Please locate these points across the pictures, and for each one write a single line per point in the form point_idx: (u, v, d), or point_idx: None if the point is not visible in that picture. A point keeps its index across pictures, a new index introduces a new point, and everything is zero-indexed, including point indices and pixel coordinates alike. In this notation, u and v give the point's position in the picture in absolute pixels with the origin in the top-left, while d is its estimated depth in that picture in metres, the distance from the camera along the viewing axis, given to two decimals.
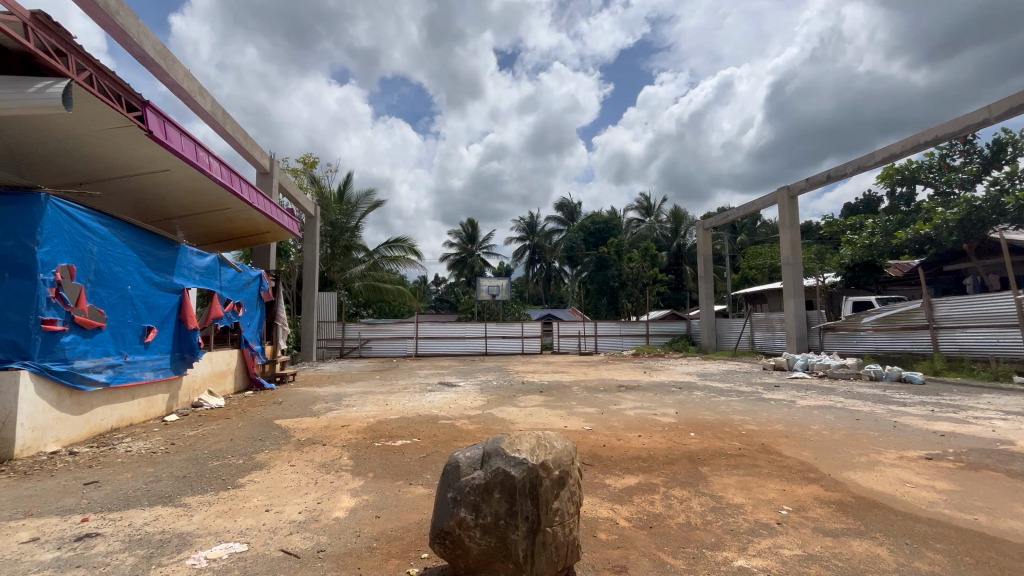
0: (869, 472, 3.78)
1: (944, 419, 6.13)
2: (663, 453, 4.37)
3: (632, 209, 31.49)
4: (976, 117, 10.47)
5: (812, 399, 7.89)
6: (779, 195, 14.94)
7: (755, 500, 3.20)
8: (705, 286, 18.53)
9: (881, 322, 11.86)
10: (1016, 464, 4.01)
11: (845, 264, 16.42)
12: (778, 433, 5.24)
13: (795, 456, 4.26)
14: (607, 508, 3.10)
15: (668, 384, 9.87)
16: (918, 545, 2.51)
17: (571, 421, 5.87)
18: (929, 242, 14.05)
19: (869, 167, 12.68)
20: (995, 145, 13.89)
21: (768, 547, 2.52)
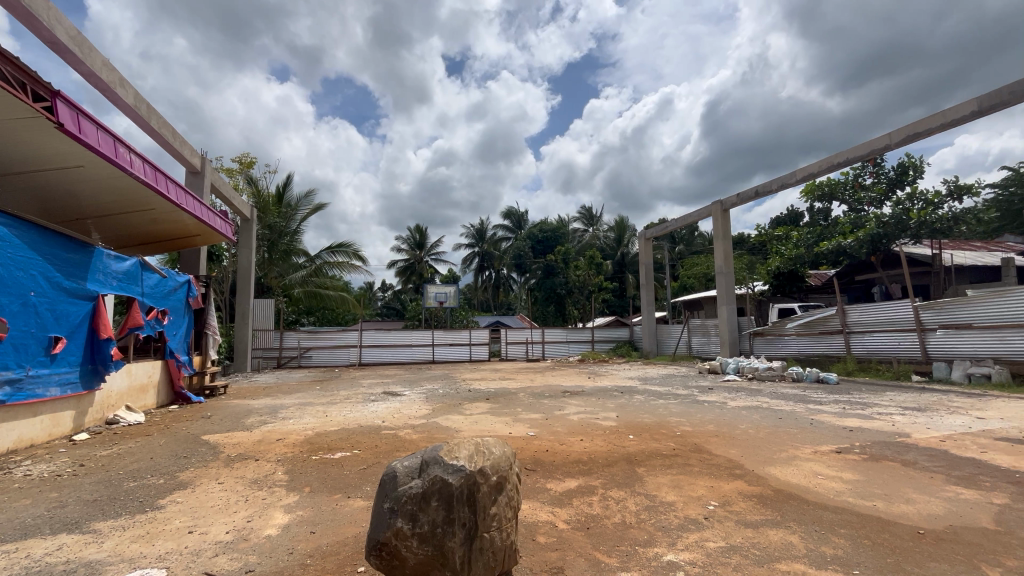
0: (787, 466, 4.09)
1: (853, 415, 6.75)
2: (603, 456, 4.51)
3: (576, 219, 32.45)
4: (880, 142, 11.69)
5: (741, 400, 8.43)
6: (713, 209, 15.90)
7: (685, 497, 3.37)
8: (646, 294, 19.29)
9: (802, 327, 12.99)
10: (910, 454, 4.48)
11: (772, 273, 17.69)
12: (709, 432, 5.57)
13: (724, 454, 4.53)
14: (547, 511, 3.16)
15: (612, 389, 10.20)
16: (826, 531, 2.76)
17: (517, 427, 5.94)
18: (843, 254, 15.41)
19: (792, 184, 13.78)
20: (900, 168, 15.52)
21: (695, 541, 2.67)
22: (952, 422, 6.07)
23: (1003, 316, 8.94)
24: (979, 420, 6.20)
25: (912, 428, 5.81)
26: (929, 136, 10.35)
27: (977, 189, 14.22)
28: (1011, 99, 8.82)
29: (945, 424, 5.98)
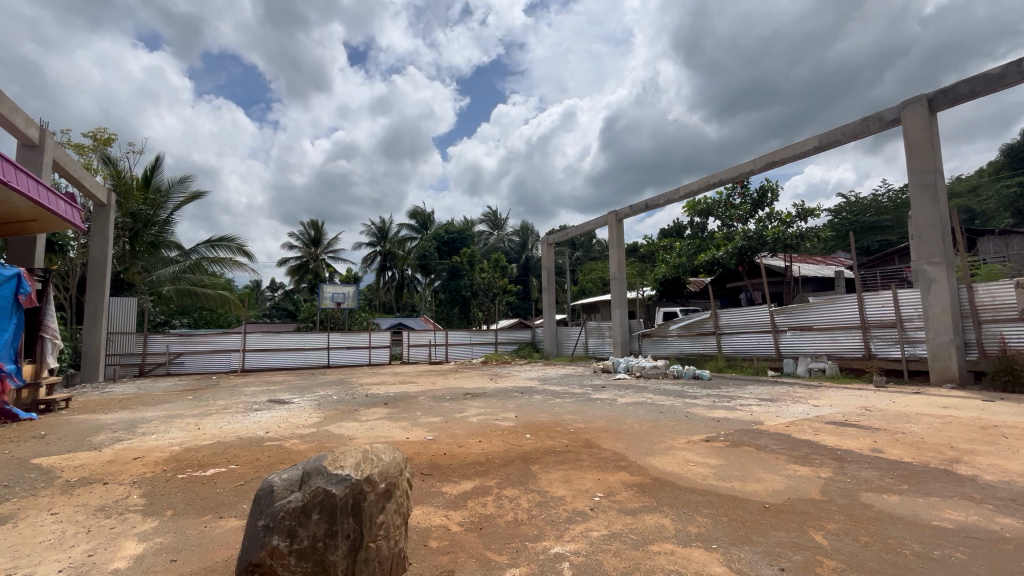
0: (665, 456, 4.50)
1: (721, 407, 7.64)
2: (500, 456, 4.59)
3: (481, 221, 32.68)
4: (746, 167, 13.34)
5: (629, 396, 9.11)
6: (609, 219, 16.97)
7: (574, 491, 3.56)
8: (548, 297, 20.03)
9: (683, 329, 14.39)
10: (762, 439, 5.19)
11: (659, 280, 19.36)
12: (600, 428, 5.94)
13: (611, 447, 4.86)
14: (441, 515, 3.14)
15: (512, 389, 10.43)
16: (693, 512, 3.08)
17: (415, 431, 5.83)
18: (717, 264, 17.35)
19: (676, 200, 15.21)
20: (761, 191, 17.85)
21: (580, 532, 2.82)
22: (795, 410, 7.13)
23: (835, 319, 10.67)
24: (815, 407, 7.36)
25: (764, 416, 6.73)
26: (784, 165, 12.06)
27: (818, 213, 16.84)
28: (844, 139, 10.58)
29: (790, 411, 7.00)
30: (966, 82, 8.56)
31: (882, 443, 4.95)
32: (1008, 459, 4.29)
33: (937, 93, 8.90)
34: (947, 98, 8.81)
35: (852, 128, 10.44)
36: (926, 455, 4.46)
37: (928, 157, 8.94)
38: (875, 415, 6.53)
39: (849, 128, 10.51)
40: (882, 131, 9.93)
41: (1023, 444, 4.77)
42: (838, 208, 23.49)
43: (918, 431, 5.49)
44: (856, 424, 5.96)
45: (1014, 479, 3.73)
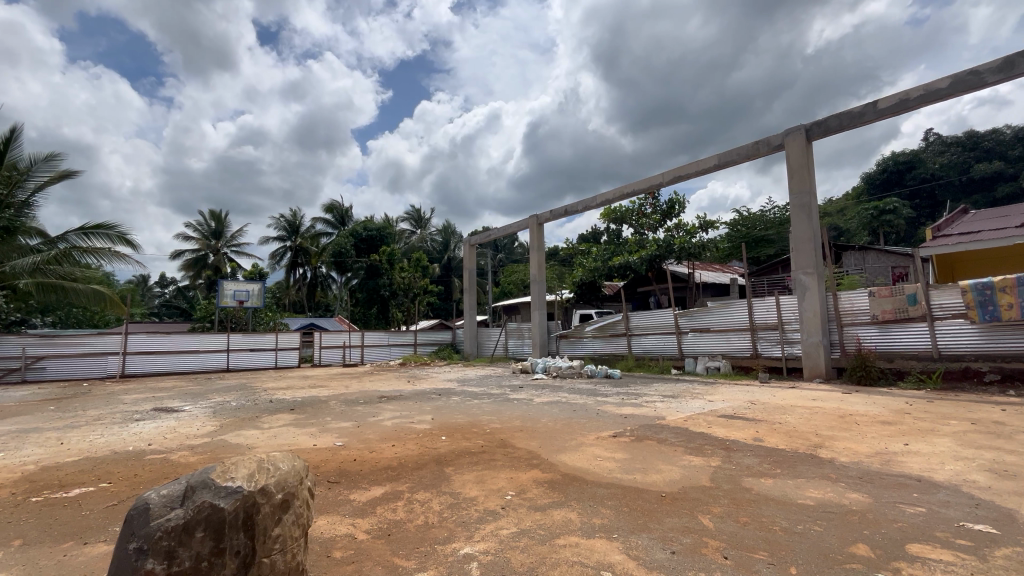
0: (575, 452, 4.69)
1: (629, 404, 8.12)
2: (413, 460, 4.50)
3: (403, 219, 31.83)
4: (656, 179, 14.30)
5: (545, 396, 9.36)
6: (531, 222, 17.34)
7: (486, 491, 3.59)
8: (469, 298, 20.01)
9: (598, 331, 15.08)
10: (662, 433, 5.59)
11: (577, 283, 20.15)
12: (515, 428, 6.05)
13: (525, 446, 4.97)
14: (347, 523, 3.02)
15: (429, 392, 10.26)
16: (598, 505, 3.23)
17: (323, 438, 5.52)
18: (629, 269, 18.45)
19: (593, 207, 15.93)
20: (670, 203, 19.23)
21: (490, 531, 2.85)
22: (692, 405, 7.76)
23: (729, 322, 11.77)
24: (709, 402, 8.08)
25: (666, 411, 7.26)
26: (688, 180, 13.10)
27: (717, 225, 18.50)
28: (739, 159, 11.74)
29: (688, 407, 7.61)
30: (834, 116, 9.88)
31: (763, 433, 5.54)
32: (858, 443, 5.01)
33: (813, 124, 10.18)
34: (820, 129, 10.12)
35: (746, 150, 11.61)
36: (795, 442, 5.08)
37: (805, 180, 10.20)
38: (758, 407, 7.31)
39: (743, 149, 11.68)
40: (770, 154, 11.13)
41: (870, 430, 5.60)
42: (733, 221, 26.00)
43: (791, 421, 6.24)
44: (742, 416, 6.63)
45: (862, 459, 4.37)
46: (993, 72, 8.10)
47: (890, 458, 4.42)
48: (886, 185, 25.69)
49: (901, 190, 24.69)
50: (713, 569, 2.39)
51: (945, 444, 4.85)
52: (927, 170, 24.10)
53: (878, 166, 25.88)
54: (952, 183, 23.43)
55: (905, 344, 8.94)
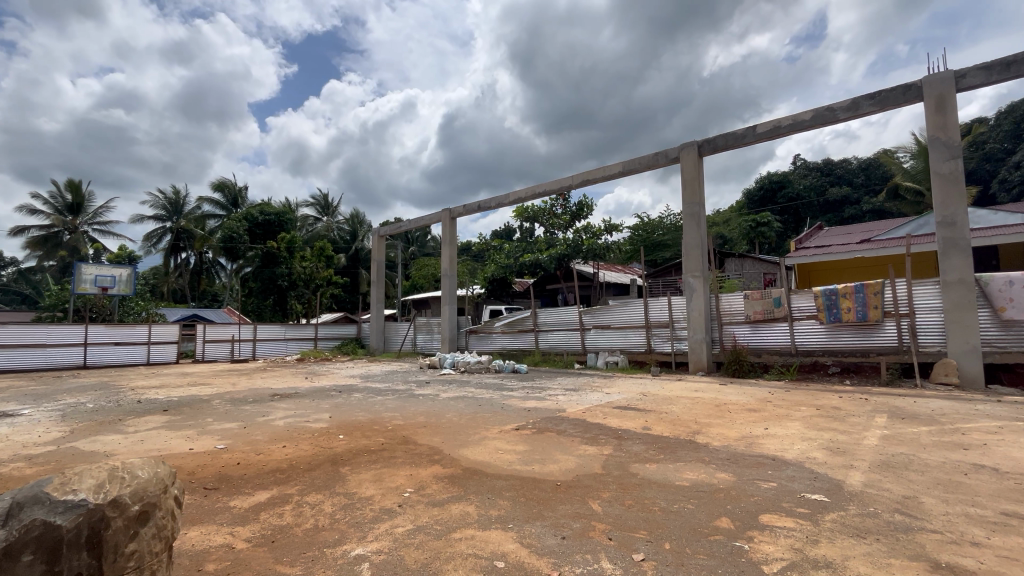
0: (477, 446, 4.73)
1: (532, 398, 8.37)
2: (307, 460, 4.25)
3: (307, 205, 29.76)
4: (566, 181, 14.84)
5: (451, 391, 9.32)
6: (443, 215, 17.10)
7: (383, 489, 3.50)
8: (376, 291, 19.29)
9: (506, 326, 15.36)
10: (562, 425, 5.84)
11: (488, 278, 20.32)
12: (419, 424, 5.95)
13: (428, 442, 4.91)
14: (225, 533, 2.77)
15: (329, 389, 9.71)
16: (496, 497, 3.30)
17: (201, 441, 4.99)
18: (539, 267, 19.01)
19: (505, 205, 16.14)
20: (579, 205, 20.09)
21: (385, 530, 2.79)
22: (592, 398, 8.20)
23: (627, 320, 12.59)
24: (606, 394, 8.61)
25: (568, 404, 7.59)
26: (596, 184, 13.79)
27: (620, 229, 19.70)
28: (641, 168, 12.60)
29: (587, 399, 8.04)
30: (721, 135, 10.98)
31: (651, 422, 6.02)
32: (729, 428, 5.64)
33: (704, 141, 11.21)
34: (709, 146, 11.18)
35: (647, 160, 12.49)
36: (678, 429, 5.58)
37: (696, 191, 11.22)
38: (648, 399, 7.93)
39: (645, 159, 12.54)
40: (667, 165, 12.07)
41: (739, 417, 6.34)
42: (635, 226, 27.84)
43: (676, 410, 6.86)
44: (634, 407, 7.16)
45: (731, 443, 4.94)
46: (844, 109, 9.51)
47: (753, 441, 5.04)
48: (762, 201, 29.06)
49: (773, 206, 28.11)
50: (598, 550, 2.55)
51: (796, 427, 5.64)
52: (793, 190, 27.72)
53: (756, 184, 29.19)
54: (812, 204, 27.17)
55: (769, 340, 10.23)
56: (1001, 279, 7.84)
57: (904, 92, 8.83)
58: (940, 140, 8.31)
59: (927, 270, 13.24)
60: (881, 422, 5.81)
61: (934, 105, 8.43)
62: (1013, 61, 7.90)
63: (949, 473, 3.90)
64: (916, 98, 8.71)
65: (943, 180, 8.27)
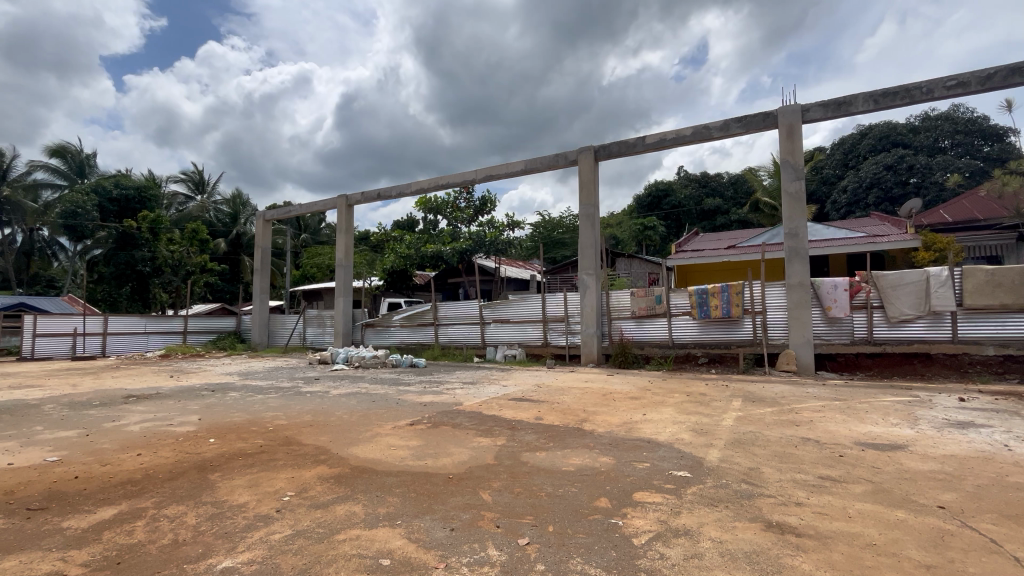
0: (368, 444, 4.57)
1: (429, 392, 8.30)
2: (166, 468, 3.78)
3: (176, 180, 26.22)
4: (470, 175, 14.81)
5: (343, 387, 8.87)
6: (339, 201, 16.11)
7: (259, 494, 3.23)
8: (260, 280, 17.64)
9: (405, 320, 14.96)
10: (458, 418, 5.86)
11: (387, 270, 19.66)
12: (304, 423, 5.57)
13: (313, 442, 4.63)
14: (52, 561, 2.36)
15: (199, 388, 8.66)
16: (385, 494, 3.22)
17: (25, 455, 4.17)
18: (441, 260, 18.86)
19: (407, 194, 15.67)
20: (483, 200, 20.17)
21: (259, 538, 2.58)
22: (489, 391, 8.30)
23: (526, 314, 12.96)
24: (503, 387, 8.81)
25: (465, 397, 7.61)
26: (499, 179, 13.96)
27: (522, 225, 20.19)
28: (542, 168, 13.01)
29: (484, 392, 8.17)
30: (615, 142, 11.73)
31: (544, 412, 6.28)
32: (613, 415, 6.10)
33: (600, 147, 11.89)
34: (605, 152, 11.90)
35: (548, 160, 12.92)
36: (567, 418, 5.90)
37: (591, 194, 11.87)
38: (543, 390, 8.27)
39: (546, 159, 12.97)
40: (566, 167, 12.61)
41: (623, 404, 6.88)
42: (536, 224, 28.74)
43: (567, 400, 7.24)
44: (528, 398, 7.41)
45: (613, 428, 5.36)
46: (717, 129, 10.71)
47: (631, 426, 5.51)
48: (650, 206, 31.68)
49: (659, 211, 30.77)
50: (484, 538, 2.61)
51: (668, 412, 6.27)
52: (676, 199, 30.53)
53: (645, 190, 31.74)
54: (691, 211, 30.23)
55: (651, 334, 11.21)
56: (829, 282, 9.41)
57: (764, 119, 10.17)
58: (790, 163, 9.71)
59: (777, 274, 15.45)
60: (736, 405, 6.69)
61: (786, 131, 9.82)
62: (843, 102, 9.46)
63: (784, 446, 4.61)
64: (772, 125, 10.08)
65: (790, 197, 9.67)
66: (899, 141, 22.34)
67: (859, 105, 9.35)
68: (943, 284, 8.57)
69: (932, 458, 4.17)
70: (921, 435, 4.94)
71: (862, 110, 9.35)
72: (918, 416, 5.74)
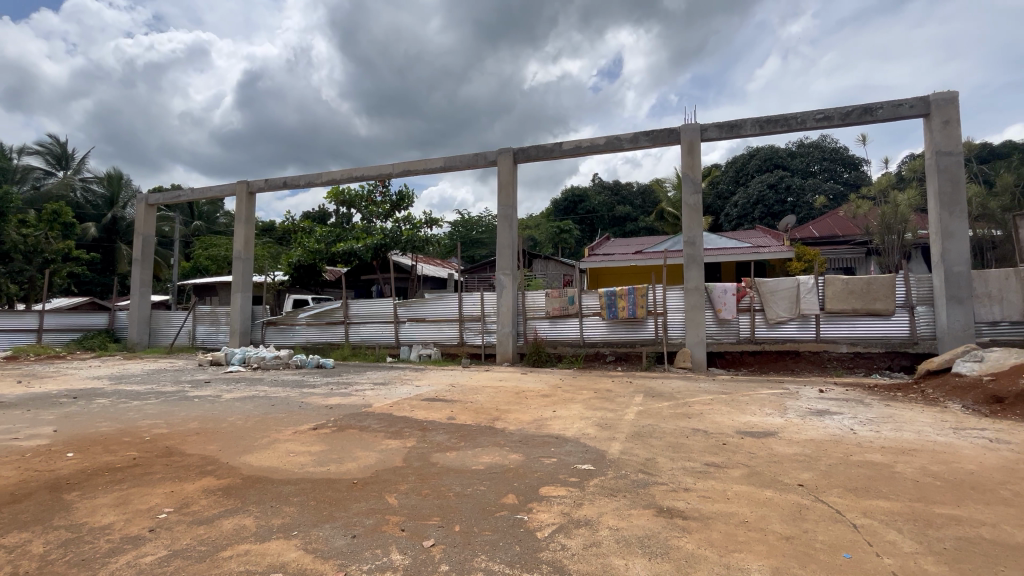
0: (264, 451, 4.24)
1: (336, 394, 7.89)
2: (5, 491, 3.20)
3: (32, 153, 22.43)
4: (386, 168, 14.31)
5: (238, 391, 8.13)
6: (239, 187, 14.77)
7: (129, 513, 2.87)
8: (140, 272, 15.62)
9: (312, 318, 14.10)
10: (366, 421, 5.63)
11: (293, 264, 18.39)
12: (190, 431, 5.03)
13: (199, 452, 4.20)
14: None
15: (57, 395, 7.47)
16: (281, 504, 3.01)
17: None
18: (353, 255, 17.97)
19: (317, 184, 14.79)
20: (400, 195, 19.60)
21: (126, 563, 2.29)
22: (401, 392, 8.08)
23: (441, 313, 12.81)
24: (416, 387, 8.65)
25: (374, 398, 7.36)
26: (417, 175, 13.66)
27: (440, 223, 19.90)
28: (461, 166, 12.95)
29: (396, 393, 7.94)
30: (534, 146, 12.01)
31: (456, 412, 6.25)
32: (524, 413, 6.23)
33: (519, 150, 12.09)
34: (523, 154, 12.13)
35: (467, 159, 12.89)
36: (480, 417, 5.93)
37: (510, 195, 12.02)
38: (457, 389, 8.23)
39: (465, 158, 12.93)
40: (486, 167, 12.67)
41: (534, 401, 7.07)
42: (455, 222, 28.53)
43: (480, 399, 7.27)
44: (441, 398, 7.34)
45: (523, 426, 5.48)
46: (628, 141, 11.38)
47: (541, 422, 5.68)
48: (566, 210, 32.94)
49: (574, 215, 32.09)
50: (388, 543, 2.54)
51: (577, 408, 6.55)
52: (590, 204, 32.02)
53: (562, 195, 32.93)
54: (603, 217, 31.87)
55: (563, 334, 11.62)
56: (720, 287, 10.39)
57: (668, 134, 10.99)
58: (689, 177, 10.59)
59: (676, 278, 16.75)
60: (638, 400, 7.17)
61: (687, 148, 10.70)
62: (735, 125, 10.51)
63: (678, 437, 5.01)
64: (676, 141, 10.92)
65: (689, 209, 10.54)
66: (779, 163, 25.28)
67: (748, 128, 10.45)
68: (810, 291, 9.85)
69: (796, 442, 4.78)
70: (787, 422, 5.65)
71: (751, 133, 10.45)
72: (787, 406, 6.56)
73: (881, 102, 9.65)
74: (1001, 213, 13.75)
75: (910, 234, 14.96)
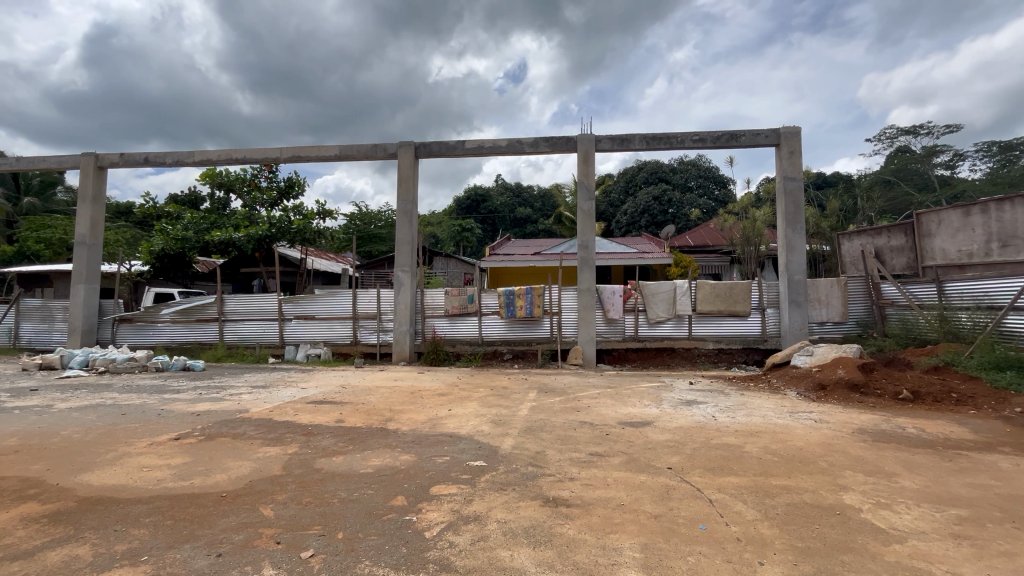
0: (109, 468, 3.65)
1: (206, 400, 7.05)
2: None
3: None
4: (273, 153, 13.13)
5: (78, 399, 6.91)
6: (84, 160, 12.53)
7: None
8: None
9: (179, 314, 12.46)
10: (240, 428, 5.11)
11: (154, 253, 16.10)
12: (3, 450, 4.14)
13: (17, 474, 3.49)
14: None
15: None
16: (127, 527, 2.63)
17: None
18: (232, 247, 16.05)
19: (187, 163, 13.10)
20: (289, 182, 18.05)
21: None
22: (283, 395, 7.45)
23: (334, 311, 12.07)
24: (302, 389, 8.05)
25: (253, 403, 6.71)
26: (308, 162, 12.73)
27: (335, 215, 18.69)
28: (359, 157, 12.32)
29: (278, 396, 7.32)
30: (436, 142, 11.83)
31: (345, 414, 5.94)
32: (418, 413, 6.12)
33: (420, 145, 11.83)
34: (425, 150, 11.90)
35: (365, 149, 12.31)
36: (371, 419, 5.70)
37: (410, 190, 11.72)
38: (347, 391, 7.82)
39: (363, 149, 12.34)
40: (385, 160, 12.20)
41: (430, 401, 6.97)
42: (352, 215, 27.16)
43: (373, 400, 7.00)
44: (329, 400, 6.92)
45: (417, 426, 5.38)
46: (529, 145, 11.72)
47: (435, 422, 5.62)
48: (469, 209, 33.08)
49: (477, 215, 32.39)
50: (260, 558, 2.34)
51: (472, 406, 6.58)
52: (492, 205, 32.54)
53: (465, 194, 32.99)
54: (505, 218, 32.52)
55: (463, 332, 11.61)
56: (609, 288, 11.13)
57: (566, 142, 11.52)
58: (584, 184, 11.22)
59: (570, 280, 17.57)
60: (531, 396, 7.42)
61: (583, 156, 11.31)
62: (625, 139, 11.33)
63: (566, 430, 5.27)
64: (573, 149, 11.49)
65: (583, 214, 11.16)
66: (662, 177, 27.81)
67: (636, 142, 11.33)
68: (684, 293, 10.98)
69: (667, 430, 5.30)
70: (661, 412, 6.23)
71: (639, 147, 11.34)
72: (662, 398, 7.23)
73: (743, 130, 11.06)
74: (829, 231, 16.67)
75: (763, 246, 17.36)
